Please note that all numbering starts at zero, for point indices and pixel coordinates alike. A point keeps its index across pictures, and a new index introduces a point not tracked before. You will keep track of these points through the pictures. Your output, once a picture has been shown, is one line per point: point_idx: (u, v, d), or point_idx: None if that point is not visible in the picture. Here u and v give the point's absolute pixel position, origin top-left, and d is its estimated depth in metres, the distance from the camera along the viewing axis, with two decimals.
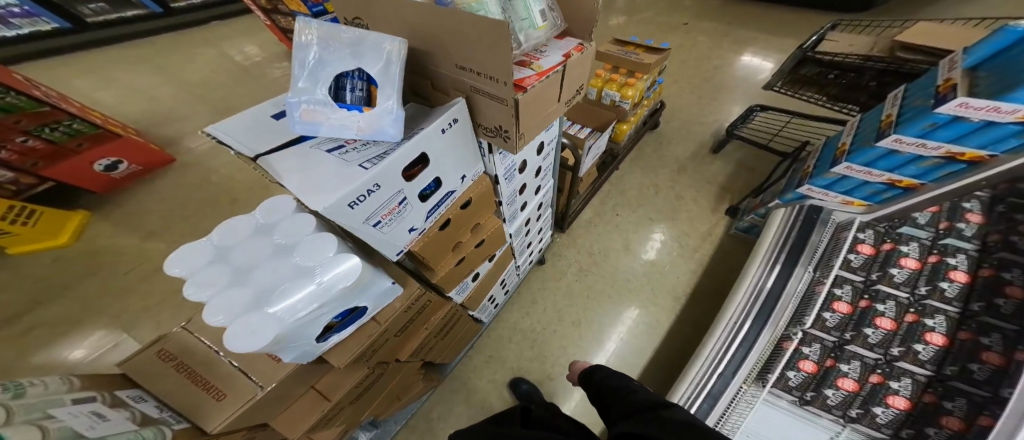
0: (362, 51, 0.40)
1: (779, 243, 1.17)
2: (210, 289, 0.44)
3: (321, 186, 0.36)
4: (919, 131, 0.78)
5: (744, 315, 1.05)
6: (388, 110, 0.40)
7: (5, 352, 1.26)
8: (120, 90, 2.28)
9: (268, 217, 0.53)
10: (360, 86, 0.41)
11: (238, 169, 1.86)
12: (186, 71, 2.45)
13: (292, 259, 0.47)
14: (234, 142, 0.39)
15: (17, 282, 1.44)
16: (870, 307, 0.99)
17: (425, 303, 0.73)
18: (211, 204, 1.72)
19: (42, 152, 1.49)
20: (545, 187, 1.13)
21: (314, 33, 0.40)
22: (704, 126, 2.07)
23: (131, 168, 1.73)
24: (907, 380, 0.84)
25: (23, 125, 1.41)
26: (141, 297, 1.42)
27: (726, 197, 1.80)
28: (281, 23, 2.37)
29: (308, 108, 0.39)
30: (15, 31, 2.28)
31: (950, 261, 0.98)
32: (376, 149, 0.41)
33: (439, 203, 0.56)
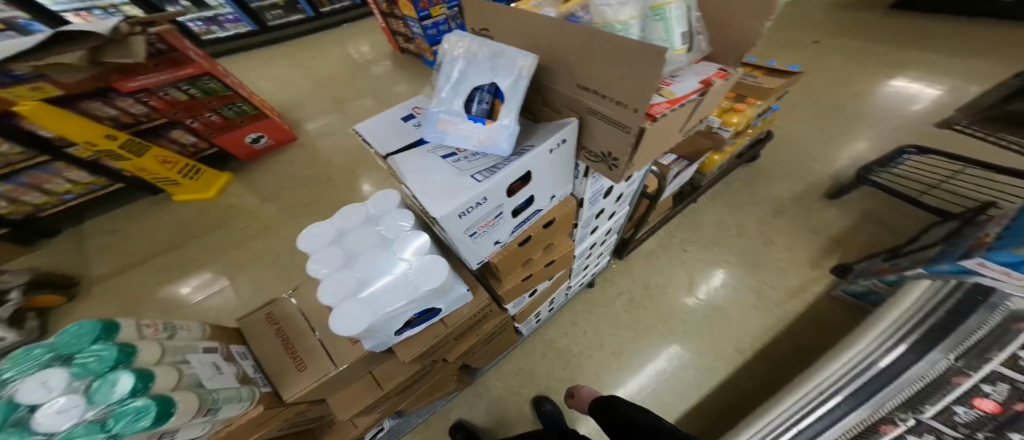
0: (499, 64, 0.39)
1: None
2: (326, 268, 0.50)
3: (436, 194, 0.39)
4: None
5: (851, 389, 0.62)
6: (505, 125, 0.39)
7: (160, 274, 1.63)
8: (270, 78, 2.82)
9: (378, 207, 0.56)
10: (486, 98, 0.39)
11: (338, 153, 2.13)
12: (317, 65, 2.92)
13: (391, 254, 0.49)
14: (376, 142, 0.47)
15: (175, 221, 1.83)
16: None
17: (488, 313, 0.71)
18: (314, 180, 1.99)
19: (218, 125, 1.90)
20: (619, 213, 1.04)
21: (464, 47, 0.41)
22: (819, 164, 1.75)
23: (268, 142, 2.10)
24: None
25: (214, 104, 1.82)
26: (249, 250, 1.69)
27: (835, 252, 1.49)
28: (394, 26, 2.73)
29: (445, 118, 0.40)
30: (227, 33, 3.11)
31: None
32: (486, 161, 0.42)
33: (527, 219, 0.54)
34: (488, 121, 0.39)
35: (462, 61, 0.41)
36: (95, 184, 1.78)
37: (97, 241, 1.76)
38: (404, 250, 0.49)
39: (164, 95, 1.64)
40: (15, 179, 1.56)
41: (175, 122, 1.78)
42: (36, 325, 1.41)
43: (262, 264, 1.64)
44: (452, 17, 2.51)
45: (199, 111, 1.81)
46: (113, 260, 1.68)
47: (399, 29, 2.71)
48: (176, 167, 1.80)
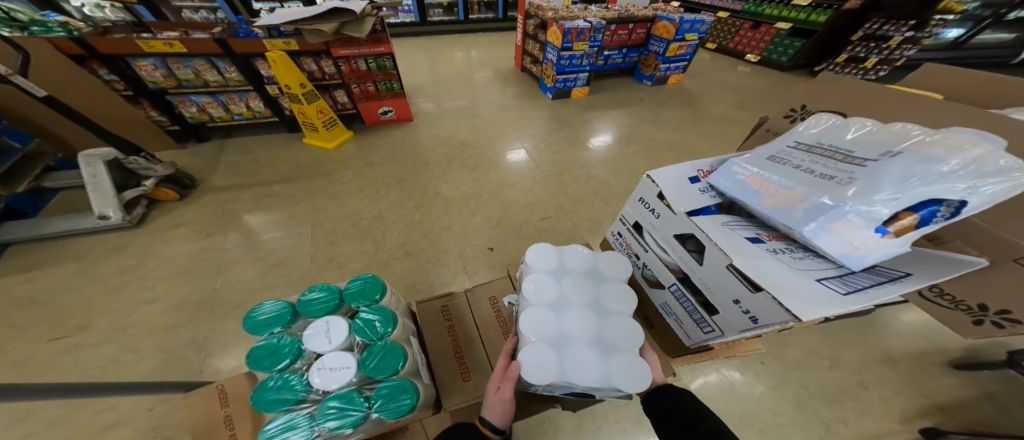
0: (990, 173, 0.28)
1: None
2: (542, 301, 0.59)
3: (782, 288, 0.34)
4: None
5: None
6: (897, 246, 0.32)
7: (256, 199, 1.73)
8: (407, 62, 3.14)
9: (602, 269, 0.64)
10: (897, 205, 0.32)
11: (443, 145, 2.21)
12: (449, 62, 3.17)
13: (598, 327, 0.56)
14: (672, 198, 0.47)
15: (287, 157, 1.98)
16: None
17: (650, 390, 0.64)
18: (416, 162, 2.06)
19: (370, 94, 2.12)
20: None
21: (945, 144, 0.31)
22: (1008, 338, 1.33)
23: (392, 118, 2.28)
24: None
25: (377, 78, 2.05)
26: (334, 204, 1.75)
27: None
28: (529, 47, 2.89)
29: (843, 216, 0.34)
30: (398, 19, 3.57)
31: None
32: (827, 267, 0.37)
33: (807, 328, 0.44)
34: (889, 234, 0.32)
35: (915, 158, 0.32)
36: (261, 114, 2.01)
37: (222, 154, 1.96)
38: (613, 332, 0.56)
39: (354, 64, 1.93)
40: (217, 96, 1.86)
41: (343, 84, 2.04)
42: (139, 214, 1.56)
43: (337, 222, 1.67)
44: (590, 54, 2.55)
45: (366, 80, 2.05)
46: (226, 173, 1.85)
47: (533, 51, 2.84)
48: (322, 119, 1.98)
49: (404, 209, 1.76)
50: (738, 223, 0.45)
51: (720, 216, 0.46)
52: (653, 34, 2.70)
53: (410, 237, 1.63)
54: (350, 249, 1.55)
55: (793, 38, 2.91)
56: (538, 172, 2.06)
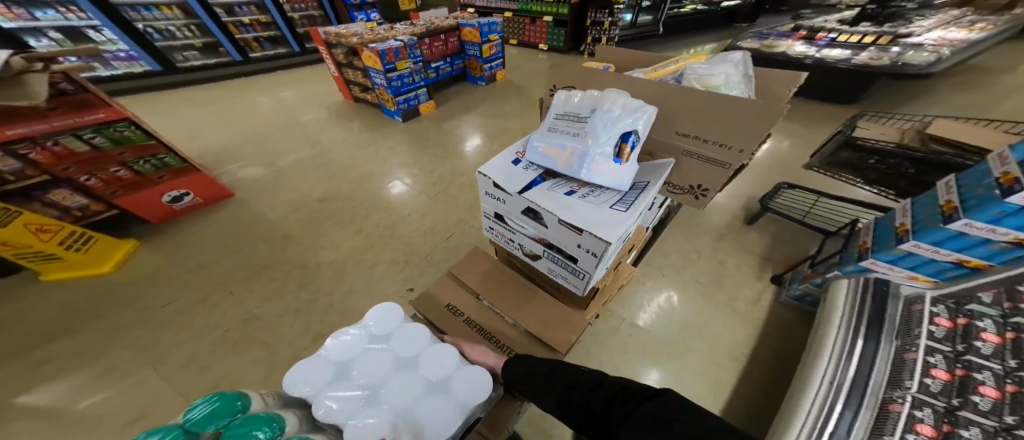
0: (638, 117, 0.48)
1: (853, 307, 1.10)
2: (356, 408, 0.49)
3: (593, 223, 0.46)
4: (990, 216, 0.83)
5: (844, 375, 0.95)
6: (632, 167, 0.50)
7: (14, 382, 1.16)
8: (199, 128, 2.55)
9: (379, 327, 0.60)
10: (616, 142, 0.48)
11: (294, 208, 1.93)
12: (268, 116, 2.74)
13: (418, 373, 0.54)
14: (503, 183, 0.53)
15: (52, 305, 1.39)
16: (968, 374, 0.92)
17: None
18: (263, 239, 1.74)
19: (125, 181, 1.62)
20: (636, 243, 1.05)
21: (615, 102, 0.49)
22: (740, 195, 2.19)
23: (194, 201, 1.86)
24: (976, 429, 0.80)
25: (125, 157, 1.56)
26: (161, 331, 1.32)
27: (769, 267, 1.78)
28: (348, 75, 2.75)
29: (597, 160, 0.47)
30: (112, 70, 2.88)
31: (982, 322, 1.02)
32: (611, 195, 0.50)
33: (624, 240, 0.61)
34: (623, 162, 0.48)
35: (611, 109, 0.48)
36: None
37: None
38: (432, 369, 0.54)
39: (55, 147, 1.36)
40: None
41: (61, 180, 1.45)
42: None
43: (192, 352, 1.26)
44: (417, 70, 2.60)
45: (101, 166, 1.52)
46: None
47: (354, 79, 2.73)
48: (59, 237, 1.39)
49: (282, 297, 1.45)
50: (555, 183, 0.55)
51: (545, 182, 0.55)
52: (465, 40, 2.94)
53: (306, 321, 1.37)
54: (230, 376, 1.20)
55: (559, 27, 3.62)
56: (421, 197, 2.02)
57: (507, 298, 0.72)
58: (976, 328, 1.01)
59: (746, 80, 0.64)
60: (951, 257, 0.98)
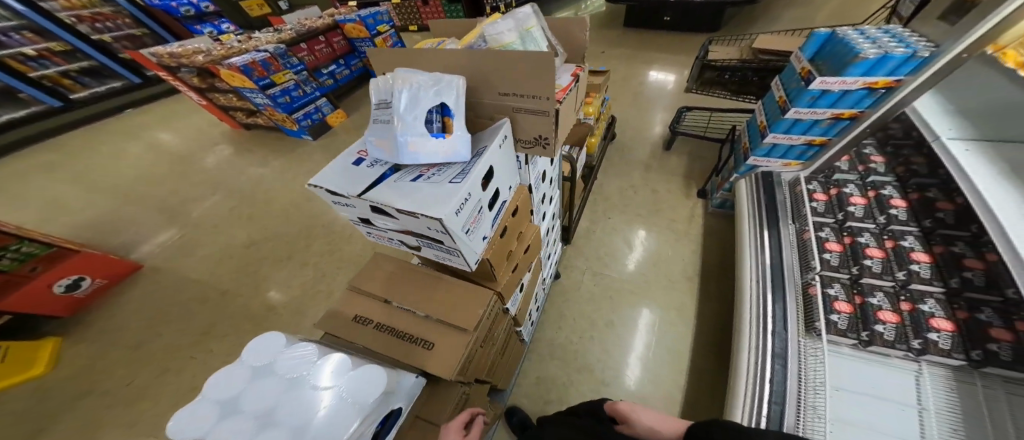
0: (442, 90, 0.50)
1: (756, 207, 1.33)
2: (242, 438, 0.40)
3: (431, 203, 0.45)
4: (807, 103, 1.06)
5: (763, 277, 1.12)
6: (462, 136, 0.50)
7: None
8: (76, 204, 2.21)
9: (260, 358, 0.48)
10: (438, 118, 0.51)
11: (221, 260, 1.81)
12: (164, 168, 2.46)
13: (312, 389, 0.46)
14: (338, 188, 0.47)
15: None
16: (854, 241, 1.14)
17: (496, 313, 0.76)
18: (198, 301, 1.63)
19: None
20: (554, 198, 1.19)
21: (407, 83, 0.49)
22: (650, 130, 2.46)
23: (95, 283, 1.66)
24: (880, 294, 1.00)
25: None
26: (119, 423, 1.26)
27: (692, 184, 2.08)
28: (220, 100, 2.45)
29: (412, 140, 0.48)
30: None
31: (847, 189, 1.28)
32: (453, 169, 0.51)
33: (498, 211, 0.65)
34: (447, 135, 0.49)
35: (410, 89, 0.49)
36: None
37: None
38: (324, 379, 0.47)
39: None
40: None
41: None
42: None
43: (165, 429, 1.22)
44: (303, 81, 2.35)
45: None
46: None
47: (231, 104, 2.44)
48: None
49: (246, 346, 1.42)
50: (403, 173, 0.52)
51: (395, 175, 0.51)
52: (352, 37, 2.72)
53: None
54: None
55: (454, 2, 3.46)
56: None
57: (411, 291, 0.68)
58: (846, 196, 1.26)
59: (539, 31, 0.56)
60: (802, 139, 1.21)
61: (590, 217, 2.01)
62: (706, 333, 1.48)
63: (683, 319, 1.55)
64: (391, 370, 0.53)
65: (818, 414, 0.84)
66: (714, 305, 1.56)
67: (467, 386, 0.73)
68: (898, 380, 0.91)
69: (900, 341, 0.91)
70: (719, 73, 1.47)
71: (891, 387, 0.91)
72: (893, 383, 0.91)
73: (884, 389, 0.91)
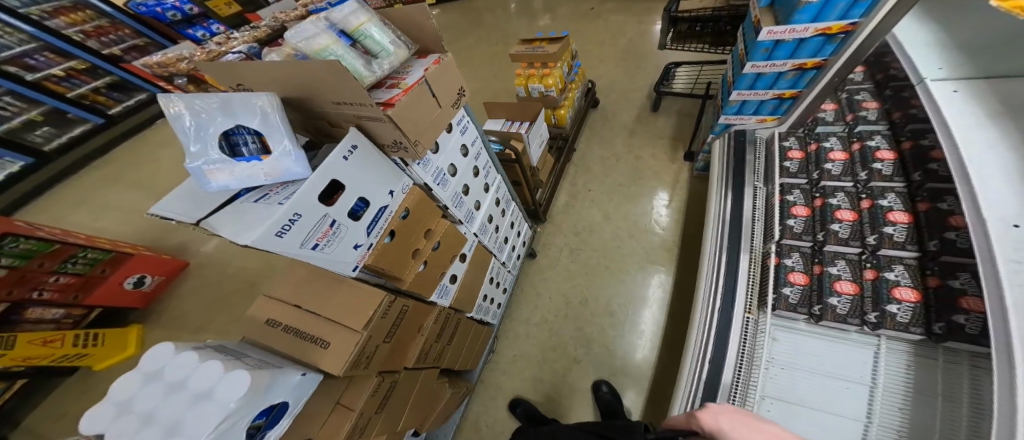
0: (234, 114, 0.56)
1: (724, 169, 1.21)
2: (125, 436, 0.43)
3: (251, 226, 0.47)
4: (763, 56, 1.01)
5: (718, 250, 1.02)
6: (287, 152, 0.54)
7: None
8: (92, 208, 2.34)
9: (154, 364, 0.50)
10: (251, 140, 0.58)
11: (225, 256, 1.94)
12: (168, 170, 2.58)
13: (188, 390, 0.45)
14: (179, 216, 0.52)
15: (36, 424, 1.44)
16: (825, 203, 0.98)
17: (403, 309, 0.77)
18: (210, 293, 1.79)
19: (76, 284, 1.53)
20: (495, 183, 1.18)
21: (180, 106, 0.56)
22: (639, 91, 2.26)
23: (156, 280, 1.78)
24: (841, 262, 0.86)
25: (48, 266, 1.42)
26: None
27: (679, 147, 1.90)
28: None
29: (210, 168, 0.55)
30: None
31: (828, 144, 1.10)
32: (292, 188, 0.54)
33: (375, 218, 0.68)
34: (262, 158, 0.55)
35: (193, 117, 0.56)
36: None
37: None
38: (200, 382, 0.46)
39: None
40: None
41: (17, 304, 1.36)
42: None
43: None
44: None
45: (37, 280, 1.40)
46: None
47: None
48: (67, 341, 1.41)
49: None
50: (254, 194, 0.57)
51: (248, 194, 0.58)
52: None
53: None
54: None
55: None
56: None
57: (315, 293, 0.72)
58: (825, 152, 1.08)
59: (374, 28, 0.65)
60: (770, 94, 1.13)
61: (569, 192, 1.86)
62: (678, 306, 1.38)
63: (667, 292, 1.43)
64: (274, 369, 0.52)
65: (750, 394, 0.78)
66: (690, 276, 1.44)
67: (390, 375, 0.78)
68: (854, 357, 0.76)
69: (856, 315, 0.77)
70: (690, 25, 1.31)
71: (842, 364, 0.77)
72: (848, 361, 0.77)
73: (835, 367, 0.77)
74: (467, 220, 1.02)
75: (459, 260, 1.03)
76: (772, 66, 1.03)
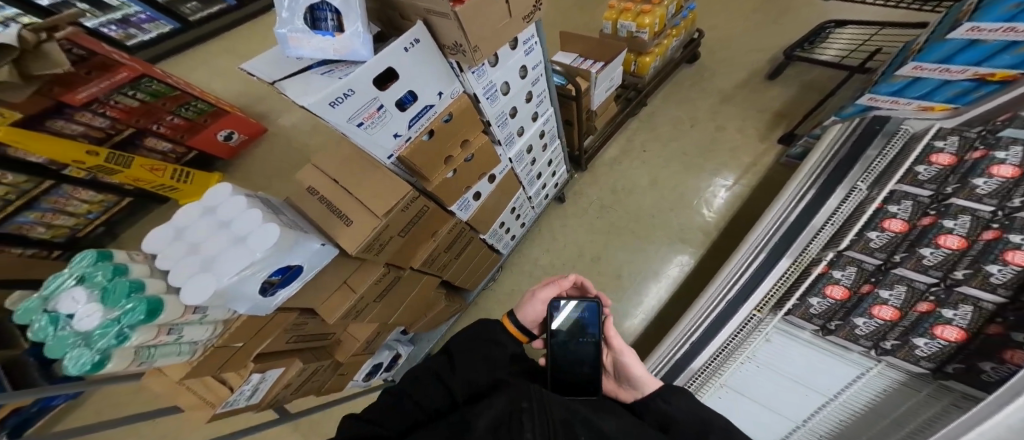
0: None
1: (830, 157, 0.88)
2: (172, 261, 0.53)
3: (309, 91, 0.54)
4: (1005, 14, 0.73)
5: (757, 247, 0.85)
6: (357, 34, 0.57)
7: None
8: (197, 60, 2.64)
9: (213, 202, 0.60)
10: (329, 16, 0.59)
11: (293, 129, 2.15)
12: (259, 37, 2.75)
13: (229, 231, 0.55)
14: (259, 73, 0.59)
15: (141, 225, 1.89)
16: (935, 222, 0.59)
17: (423, 208, 0.84)
18: (278, 160, 2.04)
19: (183, 127, 1.84)
20: (545, 114, 1.14)
21: None
22: (765, 50, 1.86)
23: (242, 138, 2.06)
24: (901, 288, 0.61)
25: (169, 107, 1.75)
26: None
27: (780, 126, 1.61)
28: None
29: (294, 36, 0.60)
30: (149, 35, 2.61)
31: (1012, 152, 0.53)
32: (352, 66, 0.59)
33: (418, 114, 0.73)
34: (335, 34, 0.58)
35: None
36: (109, 200, 1.76)
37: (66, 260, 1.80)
38: (241, 227, 0.55)
39: (118, 104, 1.56)
40: None
41: (142, 131, 1.71)
42: None
43: None
44: None
45: (159, 116, 1.74)
46: None
47: None
48: (167, 173, 1.76)
49: None
50: (324, 68, 0.62)
51: (319, 68, 0.62)
52: None
53: None
54: None
55: None
56: None
57: (351, 174, 0.77)
58: (988, 162, 0.54)
59: None
60: (969, 73, 0.85)
61: (622, 146, 1.71)
62: (691, 291, 1.33)
63: (688, 275, 1.36)
64: (299, 233, 0.59)
65: (716, 376, 0.90)
66: (717, 266, 1.34)
67: (396, 270, 0.89)
68: (838, 372, 0.71)
69: (873, 340, 0.64)
70: None
71: (819, 374, 0.74)
72: (827, 372, 0.73)
73: (809, 375, 0.76)
74: (507, 143, 1.03)
75: (487, 181, 1.06)
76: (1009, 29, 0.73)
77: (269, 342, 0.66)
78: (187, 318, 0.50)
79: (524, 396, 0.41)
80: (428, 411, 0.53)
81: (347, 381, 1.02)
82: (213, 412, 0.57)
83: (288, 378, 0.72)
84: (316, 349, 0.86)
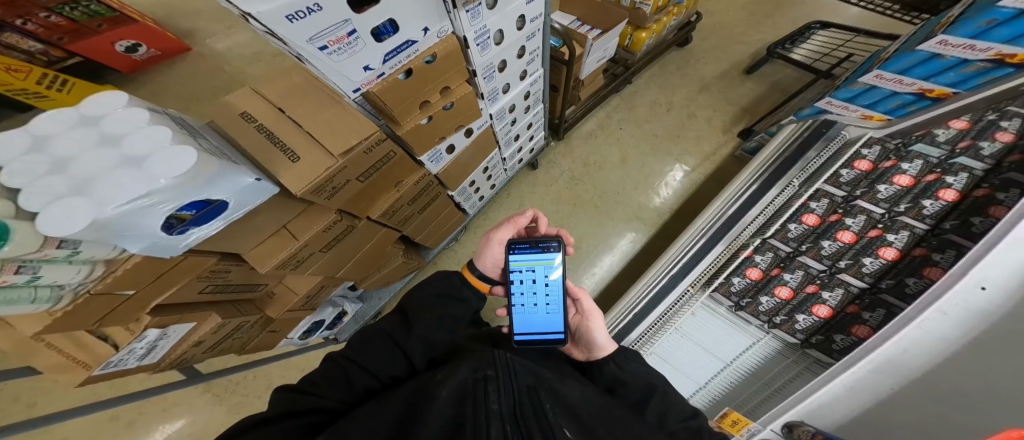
0: None
1: (772, 158, 0.92)
2: (27, 178, 0.38)
3: None
4: (973, 30, 0.64)
5: (700, 232, 0.93)
6: None
7: None
8: None
9: (97, 110, 0.45)
10: None
11: (231, 56, 1.83)
12: None
13: (118, 149, 0.41)
14: None
15: None
16: (838, 219, 0.69)
17: (389, 155, 0.74)
18: (209, 89, 1.74)
19: (67, 28, 1.54)
20: (534, 74, 1.05)
21: None
22: (751, 42, 1.85)
23: (151, 53, 1.76)
24: (799, 273, 0.75)
25: (43, 2, 1.45)
26: None
27: (743, 119, 1.64)
28: None
29: None
30: None
31: (913, 164, 0.63)
32: None
33: (397, 48, 0.60)
34: None
35: None
36: None
37: None
38: (139, 146, 0.42)
39: None
40: None
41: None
42: None
43: None
44: None
45: (27, 11, 1.44)
46: None
47: None
48: (31, 78, 1.40)
49: None
50: None
51: None
52: None
53: None
54: None
55: None
56: None
57: (303, 104, 0.64)
58: (893, 172, 0.64)
59: None
60: (915, 87, 0.81)
61: (600, 121, 1.66)
62: (640, 268, 1.37)
63: (643, 254, 1.39)
64: (224, 164, 0.47)
65: (645, 348, 0.99)
66: (664, 246, 1.39)
67: (350, 221, 0.80)
68: (736, 340, 0.88)
69: (767, 314, 0.80)
70: None
71: (723, 342, 0.90)
72: (728, 341, 0.90)
73: (715, 345, 0.91)
74: (489, 97, 0.93)
75: (463, 134, 0.96)
76: (970, 46, 0.65)
77: (174, 293, 0.57)
78: (47, 254, 0.38)
79: (489, 363, 0.40)
80: (382, 379, 0.50)
81: (279, 339, 0.96)
82: (88, 376, 0.50)
83: (200, 335, 0.66)
84: (240, 302, 0.78)
